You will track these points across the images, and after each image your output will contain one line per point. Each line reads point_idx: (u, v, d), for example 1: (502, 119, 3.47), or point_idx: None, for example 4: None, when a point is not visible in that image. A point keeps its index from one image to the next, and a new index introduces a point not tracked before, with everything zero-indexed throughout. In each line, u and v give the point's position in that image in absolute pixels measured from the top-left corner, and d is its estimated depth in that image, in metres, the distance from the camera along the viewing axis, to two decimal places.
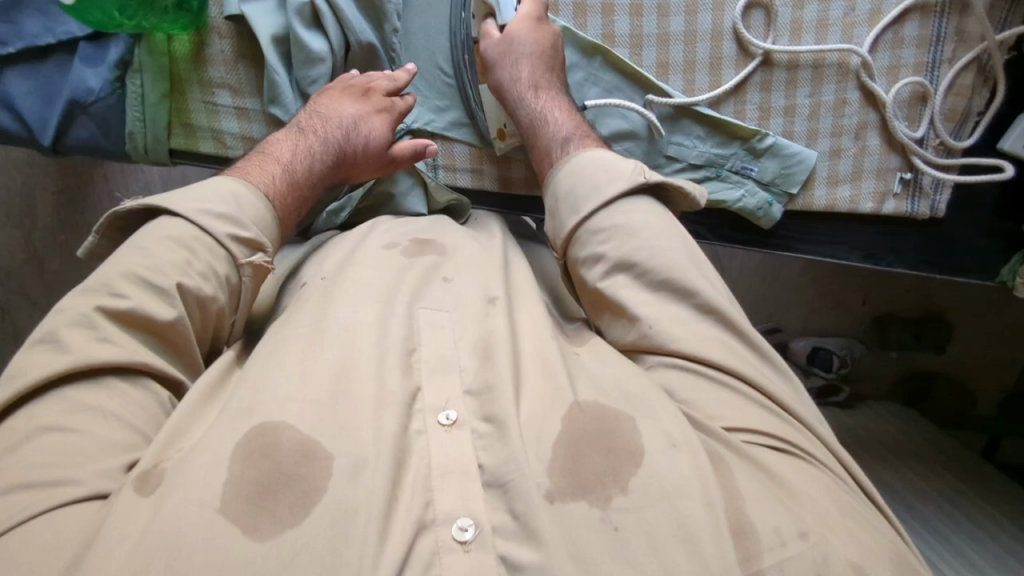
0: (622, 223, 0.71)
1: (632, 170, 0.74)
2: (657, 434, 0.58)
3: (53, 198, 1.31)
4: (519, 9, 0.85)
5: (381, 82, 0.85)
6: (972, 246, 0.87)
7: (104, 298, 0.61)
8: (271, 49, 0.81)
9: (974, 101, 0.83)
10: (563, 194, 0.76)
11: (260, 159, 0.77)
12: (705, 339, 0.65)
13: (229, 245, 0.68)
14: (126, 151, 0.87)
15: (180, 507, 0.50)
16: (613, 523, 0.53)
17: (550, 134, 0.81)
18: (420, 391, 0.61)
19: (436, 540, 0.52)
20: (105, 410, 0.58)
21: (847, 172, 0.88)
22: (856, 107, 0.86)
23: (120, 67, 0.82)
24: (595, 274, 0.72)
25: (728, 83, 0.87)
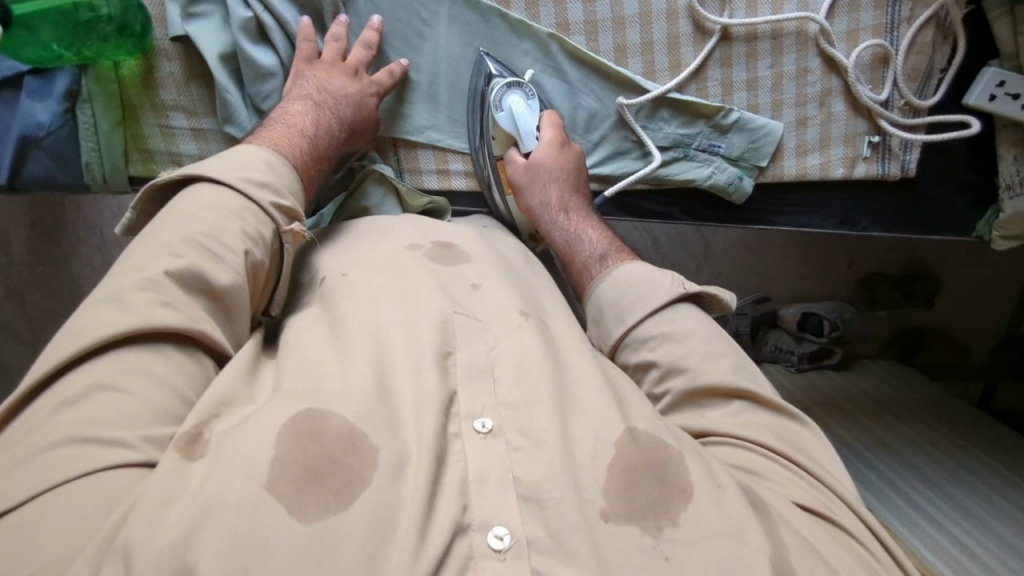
0: (670, 331, 0.69)
1: (673, 281, 0.73)
2: (702, 472, 0.55)
3: (26, 231, 1.29)
4: (542, 136, 0.83)
5: (359, 54, 0.81)
6: (949, 203, 0.88)
7: (165, 261, 0.57)
8: (220, 68, 0.78)
9: (936, 58, 0.83)
10: (606, 306, 0.74)
11: (282, 129, 0.73)
12: (759, 426, 0.64)
13: (274, 212, 0.65)
14: (84, 183, 0.81)
15: (227, 480, 0.46)
16: (664, 552, 0.50)
17: (586, 253, 0.80)
18: (457, 397, 0.57)
19: (471, 545, 0.49)
20: (160, 377, 0.52)
21: (816, 140, 0.87)
22: (818, 74, 0.86)
23: (69, 98, 0.77)
24: (648, 381, 0.70)
25: (690, 65, 0.86)
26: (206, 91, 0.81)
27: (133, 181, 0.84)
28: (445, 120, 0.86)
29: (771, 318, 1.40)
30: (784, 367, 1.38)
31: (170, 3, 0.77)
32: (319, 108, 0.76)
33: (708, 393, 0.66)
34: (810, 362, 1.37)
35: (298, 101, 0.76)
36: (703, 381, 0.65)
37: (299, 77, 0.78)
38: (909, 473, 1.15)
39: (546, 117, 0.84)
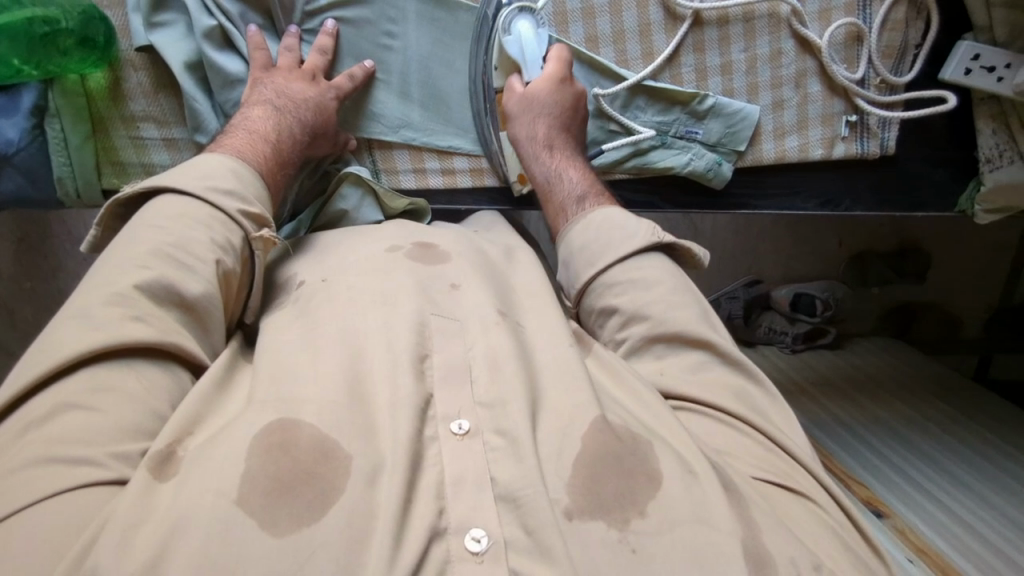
0: (637, 279, 0.69)
1: (647, 230, 0.72)
2: (674, 465, 0.55)
3: (12, 247, 1.29)
4: (545, 68, 0.81)
5: (315, 60, 0.80)
6: (931, 178, 0.88)
7: (133, 274, 0.57)
8: (187, 77, 0.78)
9: (910, 34, 0.83)
10: (576, 247, 0.74)
11: (246, 134, 0.72)
12: (721, 384, 0.65)
13: (242, 220, 0.65)
14: (57, 198, 0.81)
15: (197, 497, 0.46)
16: (630, 544, 0.50)
17: (563, 193, 0.79)
18: (434, 400, 0.57)
19: (448, 549, 0.49)
20: (132, 393, 0.52)
21: (793, 122, 0.87)
22: (792, 56, 0.85)
23: (36, 114, 0.76)
24: (612, 325, 0.71)
25: (662, 53, 0.86)
26: (175, 100, 0.81)
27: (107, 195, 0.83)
28: (417, 119, 0.86)
29: (763, 301, 1.39)
30: (779, 349, 1.38)
31: (131, 15, 0.77)
32: (279, 112, 0.74)
33: (669, 341, 0.67)
34: (804, 343, 1.37)
35: (257, 106, 0.75)
36: (667, 328, 0.66)
37: (256, 84, 0.77)
38: (902, 449, 1.15)
39: (553, 49, 0.82)
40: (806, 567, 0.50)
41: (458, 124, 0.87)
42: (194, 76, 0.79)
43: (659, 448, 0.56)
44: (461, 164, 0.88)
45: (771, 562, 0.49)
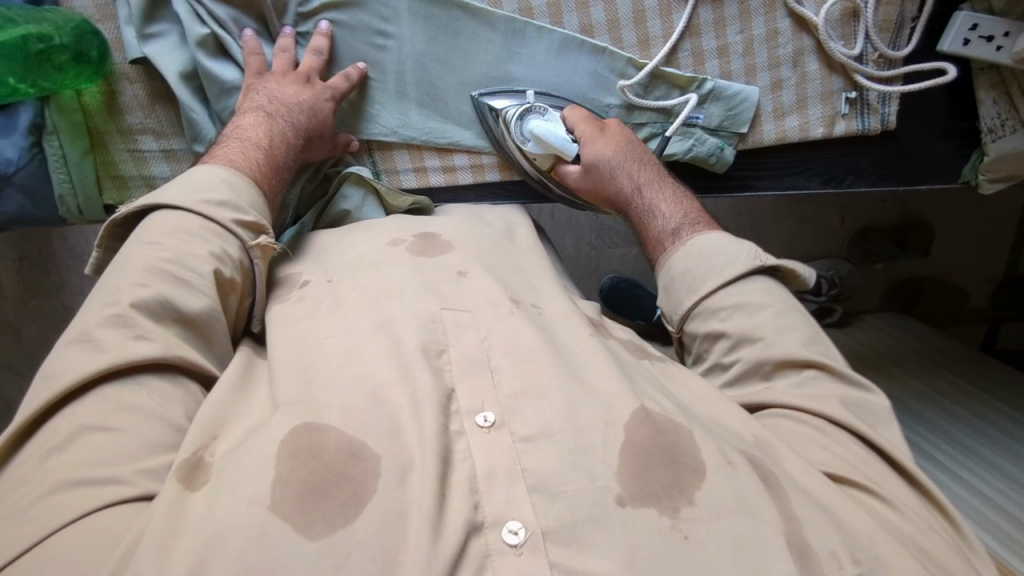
0: (741, 303, 0.69)
1: (748, 255, 0.71)
2: (715, 452, 0.55)
3: (15, 266, 1.28)
4: (579, 132, 0.82)
5: (310, 61, 0.79)
6: (935, 150, 0.88)
7: (131, 293, 0.56)
8: (183, 87, 0.77)
9: (906, 8, 0.82)
10: (679, 276, 0.72)
11: (240, 143, 0.71)
12: (829, 397, 0.64)
13: (236, 229, 0.64)
14: (60, 216, 0.80)
15: (231, 507, 0.46)
16: (683, 531, 0.50)
17: (661, 226, 0.77)
18: (454, 395, 0.58)
19: (487, 543, 0.49)
20: (147, 410, 0.53)
21: (792, 103, 0.86)
22: (789, 35, 0.85)
23: (34, 132, 0.76)
24: (715, 351, 0.70)
25: (659, 54, 0.85)
26: (172, 111, 0.81)
27: (109, 210, 0.83)
28: (413, 118, 0.86)
29: None
30: None
31: (125, 27, 0.77)
32: (272, 119, 0.74)
33: (781, 364, 0.66)
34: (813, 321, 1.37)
35: (250, 114, 0.74)
36: (775, 352, 0.65)
37: (251, 90, 0.76)
38: (917, 421, 1.15)
39: (572, 113, 0.84)
40: (848, 560, 0.50)
41: (457, 122, 0.86)
42: (191, 86, 0.79)
43: (700, 438, 0.56)
44: (462, 161, 0.88)
45: (814, 554, 0.50)
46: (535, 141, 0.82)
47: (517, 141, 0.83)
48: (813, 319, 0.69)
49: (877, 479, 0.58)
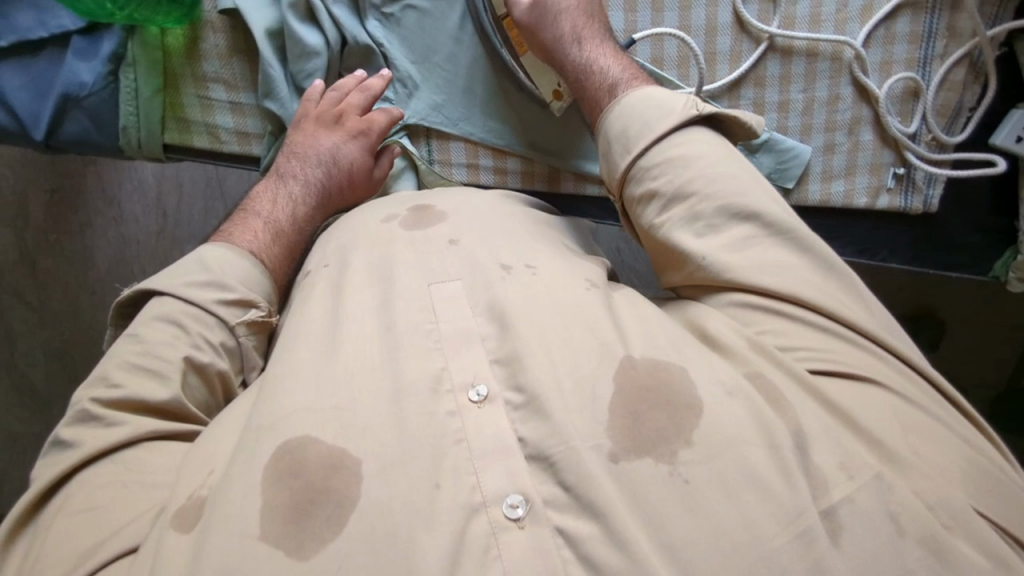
0: (677, 157, 0.66)
1: (685, 103, 0.69)
2: (712, 384, 0.55)
3: (47, 198, 1.31)
4: None
5: (350, 100, 0.84)
6: (964, 242, 0.86)
7: (101, 389, 0.61)
8: (267, 44, 0.83)
9: (966, 97, 0.83)
10: (615, 134, 0.71)
11: (252, 217, 0.77)
12: (765, 262, 0.61)
13: (217, 309, 0.67)
14: (119, 145, 0.86)
15: (223, 541, 0.49)
16: (683, 476, 0.50)
17: (599, 81, 0.76)
18: (444, 372, 0.57)
19: (490, 520, 0.49)
20: (124, 480, 0.57)
21: (841, 167, 0.87)
22: (849, 102, 0.86)
23: (113, 61, 0.83)
24: (650, 213, 0.68)
25: (723, 79, 0.88)
26: (247, 65, 0.86)
27: (166, 148, 0.88)
28: (474, 117, 0.87)
29: None
30: None
31: None
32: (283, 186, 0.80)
33: (712, 215, 0.63)
34: None
35: (267, 183, 0.80)
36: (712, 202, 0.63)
37: (287, 148, 0.83)
38: None
39: None
40: (859, 471, 0.50)
41: (515, 131, 0.87)
42: (273, 44, 0.85)
43: (694, 373, 0.56)
44: (513, 166, 0.89)
45: (818, 471, 0.51)
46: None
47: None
48: (759, 172, 0.67)
49: (862, 364, 0.58)
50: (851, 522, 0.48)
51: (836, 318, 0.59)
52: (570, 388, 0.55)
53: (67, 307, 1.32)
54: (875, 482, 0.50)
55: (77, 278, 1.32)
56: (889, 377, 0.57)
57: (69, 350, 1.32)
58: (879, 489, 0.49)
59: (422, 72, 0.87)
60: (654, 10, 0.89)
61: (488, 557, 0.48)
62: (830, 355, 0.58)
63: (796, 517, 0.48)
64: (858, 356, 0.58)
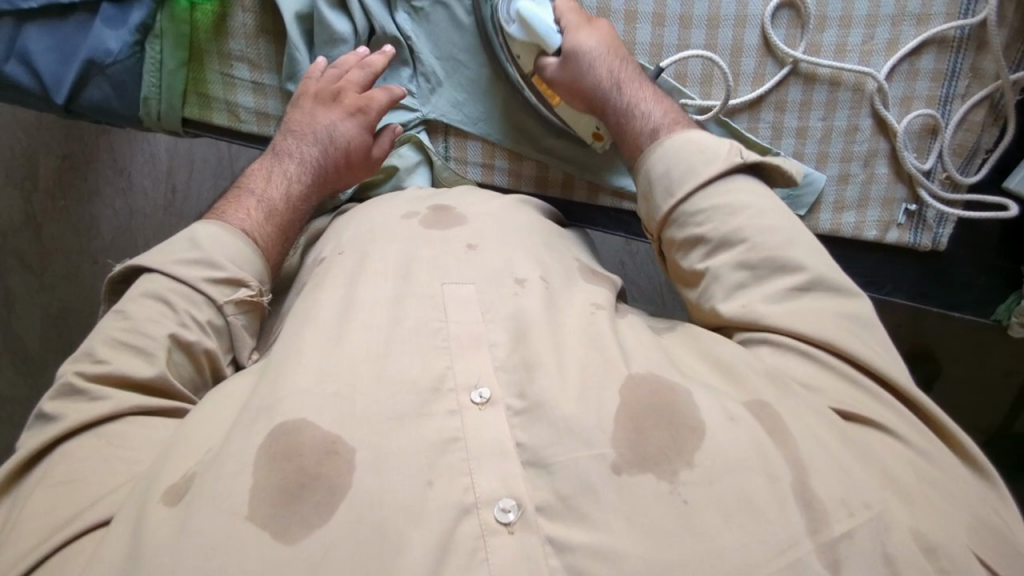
0: (722, 204, 0.67)
1: (730, 150, 0.69)
2: (714, 408, 0.55)
3: (57, 162, 1.30)
4: (567, 23, 0.81)
5: (350, 77, 0.82)
6: (968, 282, 0.86)
7: (86, 363, 0.61)
8: (295, 27, 0.84)
9: (983, 139, 0.83)
10: (657, 177, 0.71)
11: (245, 196, 0.76)
12: (804, 311, 0.62)
13: (205, 288, 0.67)
14: (138, 116, 0.86)
15: (211, 517, 0.49)
16: (682, 496, 0.50)
17: (642, 127, 0.76)
18: (449, 371, 0.56)
19: (480, 523, 0.49)
20: (107, 454, 0.57)
21: (854, 199, 0.87)
22: (867, 134, 0.86)
23: (141, 31, 0.83)
24: (693, 257, 0.68)
25: (743, 99, 0.87)
26: (273, 47, 0.87)
27: (185, 123, 0.88)
28: (492, 117, 0.87)
29: None
30: None
31: None
32: (278, 166, 0.78)
33: (757, 267, 0.64)
34: None
35: (262, 161, 0.79)
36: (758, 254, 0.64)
37: (286, 125, 0.82)
38: None
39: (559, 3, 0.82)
40: (859, 506, 0.50)
41: (530, 136, 0.88)
42: (301, 28, 0.86)
43: (700, 398, 0.56)
44: (530, 170, 0.89)
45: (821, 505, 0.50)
46: (520, 24, 0.80)
47: (504, 22, 0.81)
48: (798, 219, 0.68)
49: (853, 401, 0.59)
50: (849, 560, 0.48)
51: (828, 347, 0.60)
52: (574, 395, 0.55)
53: (67, 273, 1.32)
54: (874, 522, 0.50)
55: (81, 245, 1.32)
56: (887, 418, 0.59)
57: (66, 317, 1.32)
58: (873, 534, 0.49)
59: (444, 69, 0.87)
60: (681, 27, 0.87)
61: (475, 560, 0.48)
62: (835, 393, 0.59)
63: (788, 549, 0.48)
64: (846, 388, 0.60)
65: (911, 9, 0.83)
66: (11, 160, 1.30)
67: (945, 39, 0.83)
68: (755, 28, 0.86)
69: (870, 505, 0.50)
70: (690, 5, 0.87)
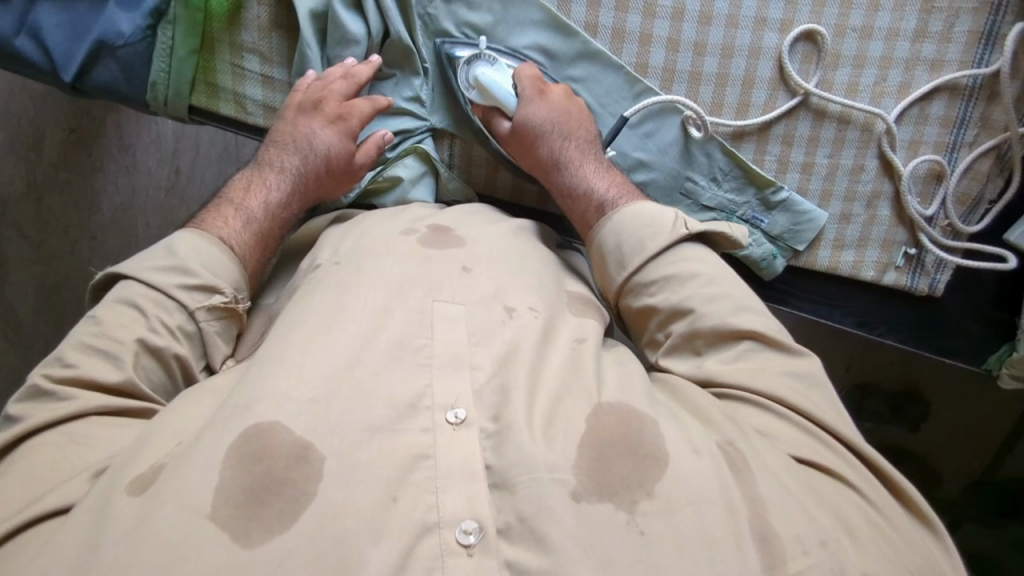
0: (670, 275, 0.69)
1: (674, 221, 0.71)
2: (683, 441, 0.56)
3: (63, 135, 1.29)
4: (522, 91, 0.83)
5: (331, 87, 0.83)
6: (962, 328, 0.86)
7: (54, 367, 0.61)
8: (309, 23, 0.84)
9: (987, 189, 0.83)
10: (608, 252, 0.73)
11: (224, 205, 0.76)
12: (751, 370, 0.63)
13: (180, 295, 0.67)
14: (145, 99, 0.87)
15: (174, 513, 0.48)
16: (639, 527, 0.50)
17: (588, 200, 0.78)
18: (427, 389, 0.57)
19: (440, 543, 0.49)
20: (66, 455, 0.57)
21: (854, 238, 0.87)
22: (872, 174, 0.86)
23: (154, 16, 0.84)
24: (653, 326, 0.71)
25: (754, 121, 0.87)
26: (285, 41, 0.87)
27: (191, 110, 0.88)
28: None
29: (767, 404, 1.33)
30: None
31: None
32: (258, 177, 0.79)
33: (709, 339, 0.65)
34: None
35: (245, 174, 0.80)
36: (703, 324, 0.65)
37: (271, 136, 0.82)
38: None
39: (522, 68, 0.84)
40: (814, 545, 0.50)
41: None
42: (316, 26, 0.86)
43: (664, 428, 0.57)
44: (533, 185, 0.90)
45: (781, 547, 0.50)
46: (477, 88, 0.84)
47: (462, 87, 0.84)
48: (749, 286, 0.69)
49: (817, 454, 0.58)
50: None
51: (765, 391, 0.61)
52: (538, 425, 0.56)
53: (65, 248, 1.31)
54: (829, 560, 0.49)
55: (78, 222, 1.31)
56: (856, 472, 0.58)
57: (60, 292, 1.31)
58: (831, 561, 0.49)
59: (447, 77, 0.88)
60: (695, 54, 0.87)
61: None
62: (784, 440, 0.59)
63: None
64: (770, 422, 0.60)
65: (925, 54, 0.83)
66: (16, 128, 1.28)
67: (957, 86, 0.82)
68: (769, 60, 0.86)
69: (826, 544, 0.50)
70: (705, 33, 0.87)
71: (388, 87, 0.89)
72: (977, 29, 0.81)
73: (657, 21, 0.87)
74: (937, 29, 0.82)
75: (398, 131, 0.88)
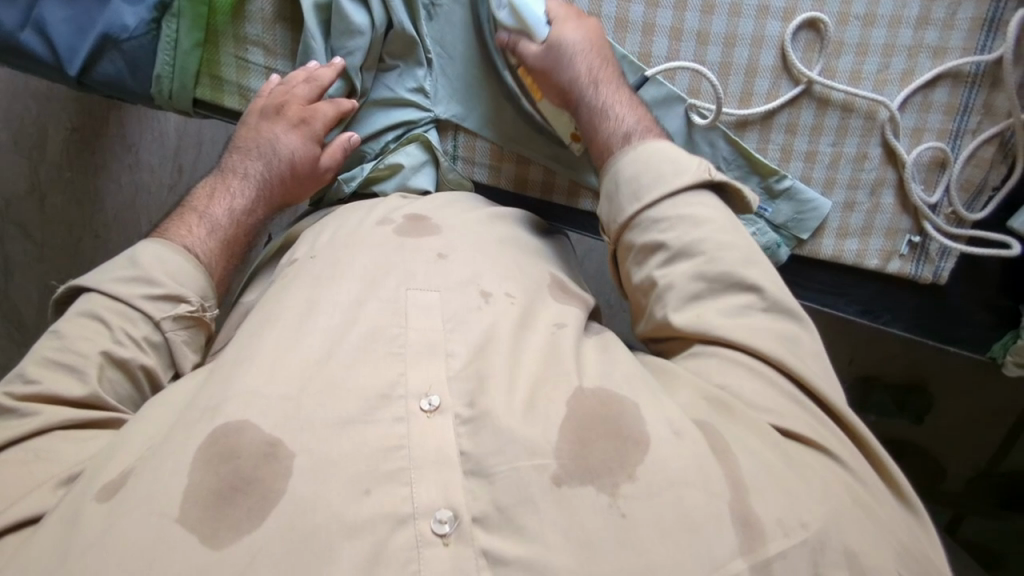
0: (687, 215, 0.68)
1: (698, 165, 0.71)
2: (662, 426, 0.55)
3: (64, 134, 1.29)
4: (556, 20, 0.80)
5: (295, 89, 0.83)
6: (965, 316, 0.86)
7: (16, 385, 0.62)
8: (313, 15, 0.85)
9: (991, 175, 0.83)
10: (625, 179, 0.72)
11: (188, 214, 0.78)
12: (752, 326, 0.63)
13: (146, 306, 0.68)
14: (150, 93, 0.87)
15: (141, 520, 0.49)
16: (621, 509, 0.50)
17: (613, 126, 0.77)
18: (401, 378, 0.57)
19: (415, 534, 0.49)
20: (47, 463, 0.58)
21: (858, 226, 0.87)
22: (876, 163, 0.86)
23: (159, 9, 0.84)
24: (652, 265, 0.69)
25: (758, 109, 0.87)
26: (289, 34, 0.87)
27: (196, 104, 0.89)
28: (503, 119, 0.88)
29: None
30: None
31: None
32: (222, 185, 0.81)
33: (715, 282, 0.65)
34: None
35: (210, 181, 0.82)
36: (715, 266, 0.65)
37: (236, 142, 0.84)
38: None
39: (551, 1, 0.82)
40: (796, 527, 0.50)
41: (539, 142, 0.88)
42: (320, 17, 0.86)
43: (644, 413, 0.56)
44: (536, 176, 0.90)
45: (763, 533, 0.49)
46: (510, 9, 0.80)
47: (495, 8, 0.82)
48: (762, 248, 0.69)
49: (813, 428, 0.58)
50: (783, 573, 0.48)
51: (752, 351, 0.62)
52: (520, 408, 0.55)
53: (68, 248, 1.32)
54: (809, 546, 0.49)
55: (79, 220, 1.31)
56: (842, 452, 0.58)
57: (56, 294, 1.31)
58: (813, 541, 0.49)
59: (451, 67, 0.88)
60: (698, 43, 0.87)
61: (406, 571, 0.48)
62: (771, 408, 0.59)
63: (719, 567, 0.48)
64: (768, 390, 0.60)
65: (928, 41, 0.83)
66: (18, 127, 1.28)
67: (960, 74, 0.82)
68: (772, 48, 0.86)
69: (807, 527, 0.50)
70: (708, 22, 0.87)
71: (391, 78, 0.89)
72: (980, 16, 0.81)
73: (660, 10, 0.88)
74: (939, 16, 0.82)
75: (400, 122, 0.88)
